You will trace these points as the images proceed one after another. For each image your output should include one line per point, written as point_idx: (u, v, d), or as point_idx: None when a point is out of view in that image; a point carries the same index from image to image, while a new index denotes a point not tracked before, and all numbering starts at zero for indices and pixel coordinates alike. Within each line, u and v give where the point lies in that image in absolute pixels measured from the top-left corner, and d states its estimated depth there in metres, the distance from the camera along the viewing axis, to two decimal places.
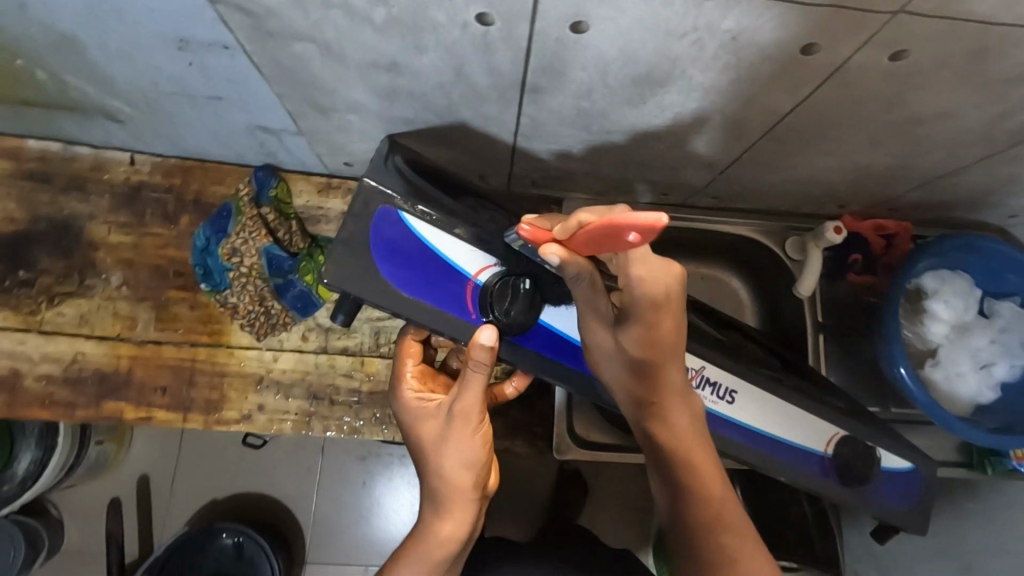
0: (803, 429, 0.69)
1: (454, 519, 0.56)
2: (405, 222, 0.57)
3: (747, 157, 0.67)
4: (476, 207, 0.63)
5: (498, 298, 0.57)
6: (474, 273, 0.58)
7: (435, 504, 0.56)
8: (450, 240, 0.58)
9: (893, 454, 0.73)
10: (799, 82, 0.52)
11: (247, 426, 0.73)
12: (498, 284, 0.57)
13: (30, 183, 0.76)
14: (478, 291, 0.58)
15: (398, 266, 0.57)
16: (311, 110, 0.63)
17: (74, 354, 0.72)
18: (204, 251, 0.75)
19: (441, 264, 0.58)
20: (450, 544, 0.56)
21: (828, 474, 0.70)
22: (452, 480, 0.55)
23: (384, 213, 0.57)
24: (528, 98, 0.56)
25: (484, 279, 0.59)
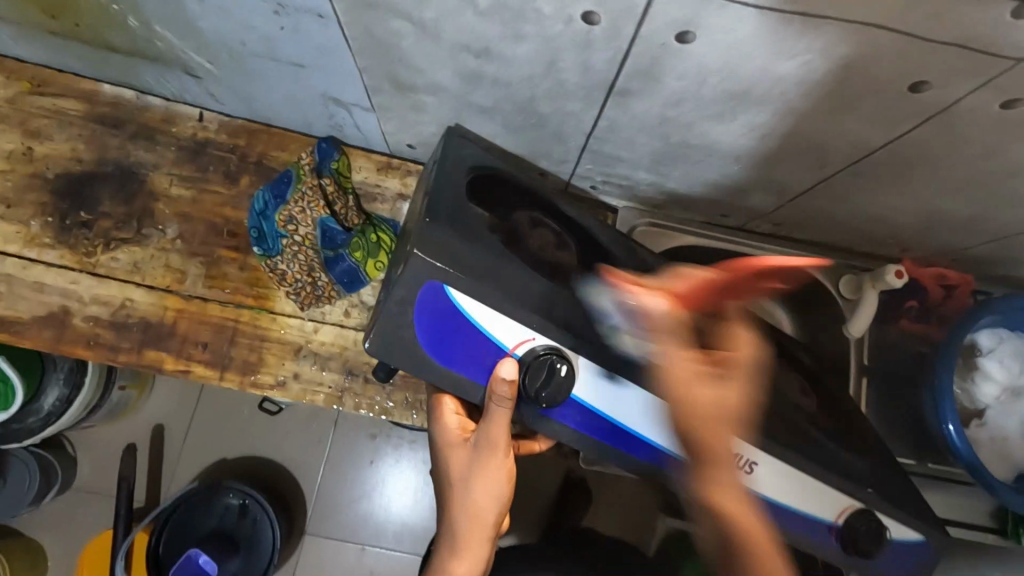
0: (812, 498, 0.65)
1: (471, 556, 0.55)
2: (449, 294, 0.51)
3: (821, 188, 0.66)
4: (531, 225, 0.62)
5: (531, 375, 0.53)
6: (513, 346, 0.54)
7: (450, 538, 0.55)
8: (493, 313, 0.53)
9: (906, 529, 0.67)
10: (898, 118, 0.50)
11: (280, 393, 0.73)
12: (535, 361, 0.53)
13: (100, 127, 0.77)
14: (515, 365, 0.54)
15: (432, 334, 0.53)
16: (390, 87, 0.63)
17: (123, 300, 0.73)
18: (260, 215, 0.75)
19: (479, 335, 0.53)
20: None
21: (832, 540, 0.67)
22: (473, 518, 0.55)
23: (427, 282, 0.51)
24: (613, 101, 0.55)
25: (522, 354, 0.54)
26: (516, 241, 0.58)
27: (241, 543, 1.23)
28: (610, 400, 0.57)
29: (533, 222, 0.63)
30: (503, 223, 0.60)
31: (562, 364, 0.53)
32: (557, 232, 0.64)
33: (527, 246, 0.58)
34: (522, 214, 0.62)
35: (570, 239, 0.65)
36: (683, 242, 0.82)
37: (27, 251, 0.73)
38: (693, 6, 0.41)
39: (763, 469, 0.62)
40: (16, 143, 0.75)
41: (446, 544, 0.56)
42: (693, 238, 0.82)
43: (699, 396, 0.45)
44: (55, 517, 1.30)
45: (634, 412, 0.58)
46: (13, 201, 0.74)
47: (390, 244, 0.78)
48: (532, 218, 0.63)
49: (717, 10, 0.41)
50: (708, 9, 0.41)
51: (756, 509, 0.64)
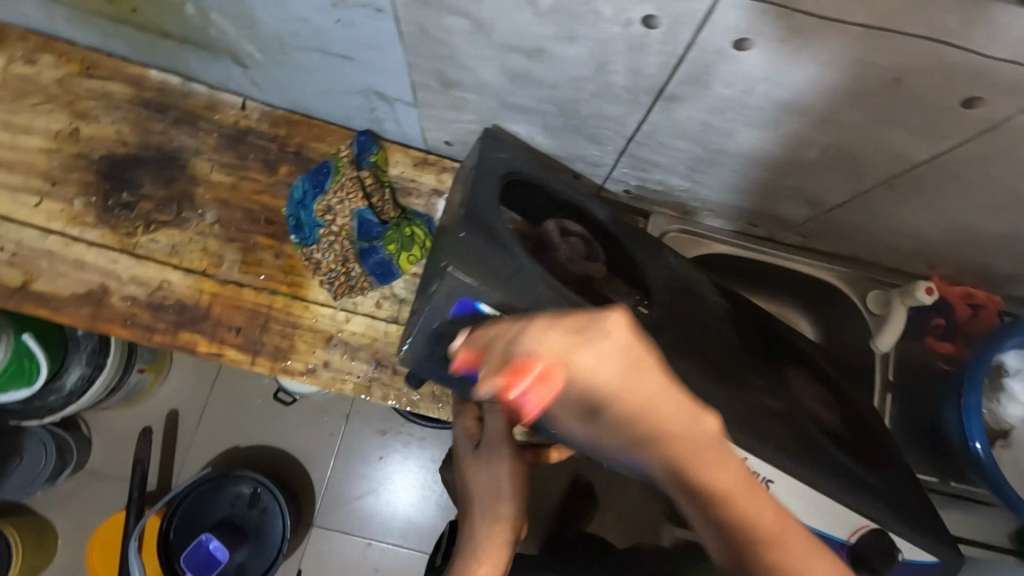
0: (827, 514, 0.64)
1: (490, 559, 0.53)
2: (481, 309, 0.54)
3: (857, 202, 0.66)
4: (561, 235, 0.67)
5: None
6: None
7: (470, 539, 0.54)
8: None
9: (919, 549, 0.67)
10: (944, 134, 0.50)
11: (310, 380, 0.74)
12: None
13: (145, 111, 0.78)
14: None
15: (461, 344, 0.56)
16: (436, 83, 0.64)
17: (160, 281, 0.74)
18: (300, 203, 0.77)
19: None
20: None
21: (845, 559, 0.66)
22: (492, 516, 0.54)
23: (458, 298, 0.54)
24: (659, 105, 0.56)
25: None
26: (539, 252, 0.65)
27: (250, 532, 1.23)
28: None
29: (563, 232, 0.67)
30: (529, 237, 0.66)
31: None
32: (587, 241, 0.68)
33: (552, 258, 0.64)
34: (551, 224, 0.67)
35: (600, 248, 0.68)
36: (712, 250, 0.83)
37: (68, 229, 0.74)
38: (753, 15, 0.42)
39: (778, 486, 0.62)
40: (62, 123, 0.77)
41: (465, 546, 0.54)
42: (723, 247, 0.83)
43: (709, 475, 0.29)
44: (68, 497, 1.31)
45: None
46: (57, 180, 0.75)
47: (424, 238, 0.78)
48: (562, 228, 0.67)
49: (777, 20, 0.42)
50: (767, 18, 0.42)
51: None
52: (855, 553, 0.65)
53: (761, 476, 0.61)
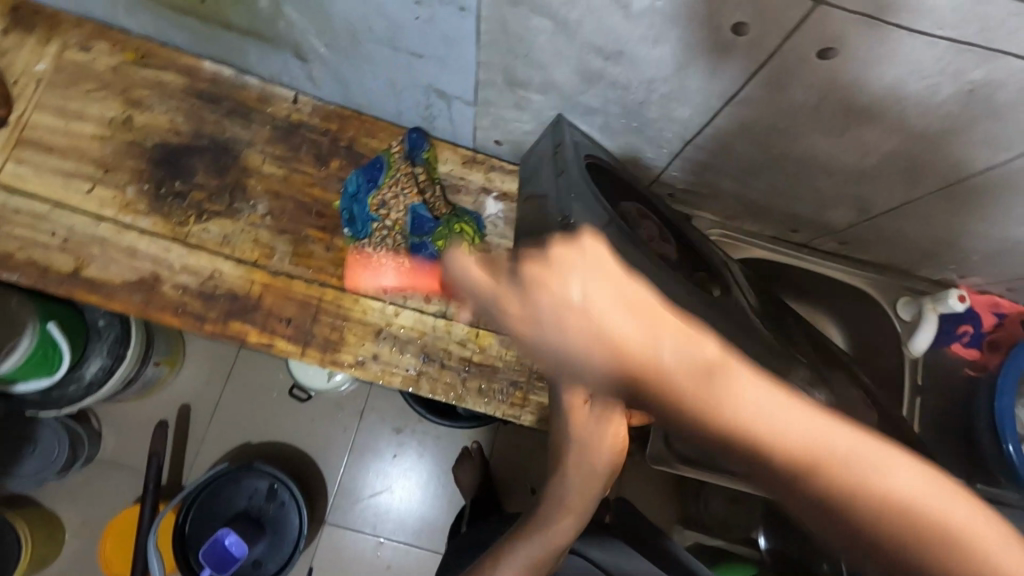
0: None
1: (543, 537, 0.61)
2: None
3: (903, 210, 0.69)
4: (639, 216, 0.66)
5: None
6: None
7: (556, 495, 0.61)
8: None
9: None
10: (1004, 145, 0.53)
11: (359, 372, 0.75)
12: None
13: (199, 101, 0.79)
14: None
15: None
16: (503, 82, 0.66)
17: (212, 271, 0.75)
18: (353, 197, 0.77)
19: None
20: (565, 531, 0.61)
21: None
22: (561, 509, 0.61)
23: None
24: (728, 109, 0.58)
25: None
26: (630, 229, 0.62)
27: (268, 525, 1.23)
28: None
29: (639, 213, 0.66)
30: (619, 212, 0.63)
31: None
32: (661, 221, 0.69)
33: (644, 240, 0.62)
34: (630, 206, 0.66)
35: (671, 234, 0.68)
36: (750, 254, 0.86)
37: (120, 216, 0.74)
38: (846, 25, 0.44)
39: None
40: (116, 111, 0.77)
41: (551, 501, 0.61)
42: (761, 252, 0.86)
43: (777, 434, 0.29)
44: (79, 489, 1.29)
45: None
46: (110, 167, 0.76)
47: (474, 234, 0.78)
48: (639, 210, 0.66)
49: (869, 30, 0.44)
50: (858, 29, 0.44)
51: None
52: None
53: None
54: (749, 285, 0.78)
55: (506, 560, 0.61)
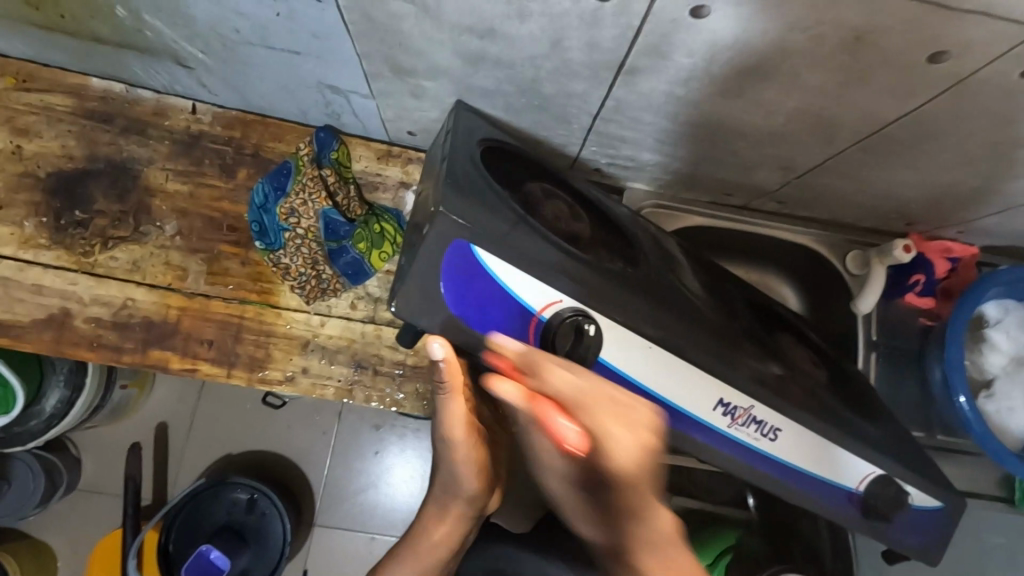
0: (834, 463, 0.64)
1: (438, 532, 0.58)
2: (475, 253, 0.48)
3: (830, 165, 0.65)
4: (545, 196, 0.60)
5: (560, 337, 0.51)
6: (540, 308, 0.51)
7: (430, 506, 0.59)
8: (516, 270, 0.50)
9: (926, 495, 0.67)
10: (912, 90, 0.49)
11: (289, 388, 0.73)
12: (567, 321, 0.51)
13: (90, 122, 0.75)
14: (541, 327, 0.52)
15: (461, 297, 0.49)
16: (391, 72, 0.62)
17: (123, 299, 0.72)
18: (261, 208, 0.73)
19: (509, 299, 0.50)
20: (438, 548, 0.58)
21: (852, 508, 0.66)
22: (439, 508, 0.58)
23: (453, 240, 0.48)
24: (620, 79, 0.54)
25: (549, 315, 0.52)
26: (532, 210, 0.56)
27: (252, 536, 1.22)
28: (662, 378, 0.56)
29: (546, 194, 0.61)
30: (518, 193, 0.57)
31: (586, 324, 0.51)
32: (572, 206, 0.63)
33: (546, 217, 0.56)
34: (535, 186, 0.60)
35: (583, 212, 0.63)
36: (689, 223, 0.83)
37: (21, 253, 0.71)
38: None
39: (787, 434, 0.62)
40: (4, 141, 0.73)
41: (425, 519, 0.58)
42: (699, 219, 0.83)
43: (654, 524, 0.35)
44: (60, 519, 1.28)
45: (666, 378, 0.56)
46: (5, 201, 0.72)
47: (395, 234, 0.76)
48: (545, 189, 0.61)
49: None
50: None
51: (795, 483, 0.64)
52: (863, 500, 0.65)
53: (770, 424, 0.61)
54: (685, 256, 0.74)
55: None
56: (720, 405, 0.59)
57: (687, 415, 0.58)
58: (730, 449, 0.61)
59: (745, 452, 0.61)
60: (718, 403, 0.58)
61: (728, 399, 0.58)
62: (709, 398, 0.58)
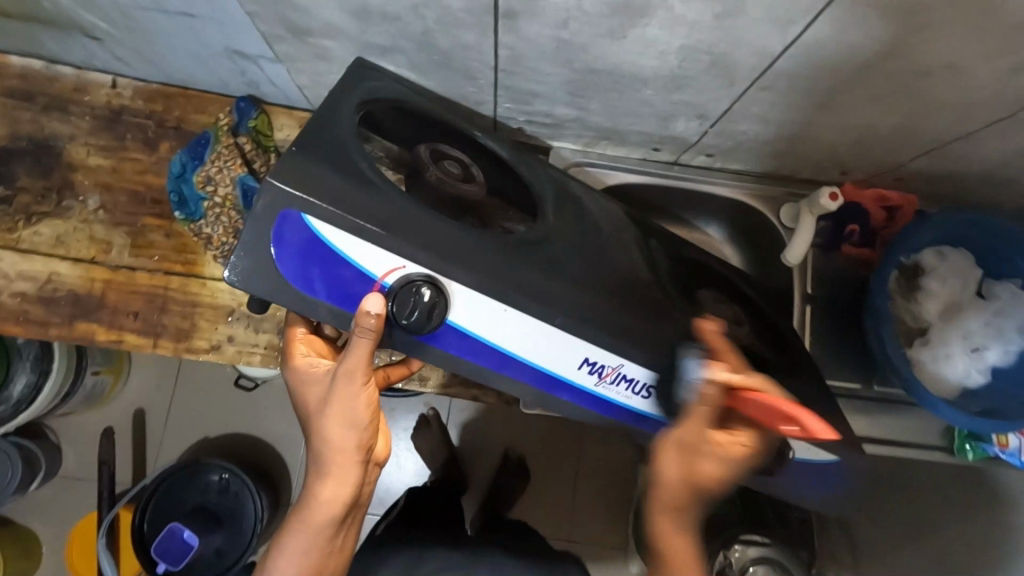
0: None
1: (335, 485, 0.56)
2: (306, 223, 0.47)
3: (740, 109, 0.64)
4: (434, 158, 0.62)
5: (401, 303, 0.50)
6: (382, 276, 0.50)
7: (318, 465, 0.56)
8: (354, 238, 0.48)
9: (814, 449, 0.64)
10: (791, 19, 0.48)
11: (216, 356, 0.73)
12: (409, 290, 0.50)
13: (11, 100, 0.75)
14: (386, 294, 0.50)
15: (295, 265, 0.49)
16: (288, 32, 0.61)
17: (49, 274, 0.73)
18: (179, 178, 0.73)
19: (347, 265, 0.49)
20: (337, 501, 0.56)
21: None
22: (334, 449, 0.55)
23: (281, 210, 0.47)
24: (504, 25, 0.54)
25: (393, 283, 0.50)
26: (415, 177, 0.59)
27: (225, 517, 1.24)
28: (534, 347, 0.55)
29: (435, 156, 0.63)
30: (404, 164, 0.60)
31: (427, 290, 0.50)
32: (465, 166, 0.64)
33: (425, 179, 0.58)
34: (424, 149, 0.62)
35: (478, 170, 0.65)
36: (618, 180, 0.81)
37: None
38: None
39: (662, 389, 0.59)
40: None
41: (324, 489, 0.56)
42: (629, 176, 0.81)
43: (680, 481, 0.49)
44: (36, 505, 1.30)
45: (527, 341, 0.55)
46: None
47: None
48: (434, 152, 0.63)
49: None
50: None
51: None
52: None
53: (639, 381, 0.59)
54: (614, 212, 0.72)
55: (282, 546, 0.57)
56: (585, 364, 0.57)
57: (550, 375, 0.57)
58: (599, 406, 0.61)
59: (610, 403, 0.61)
60: (582, 362, 0.57)
61: (592, 357, 0.57)
62: (576, 358, 0.57)
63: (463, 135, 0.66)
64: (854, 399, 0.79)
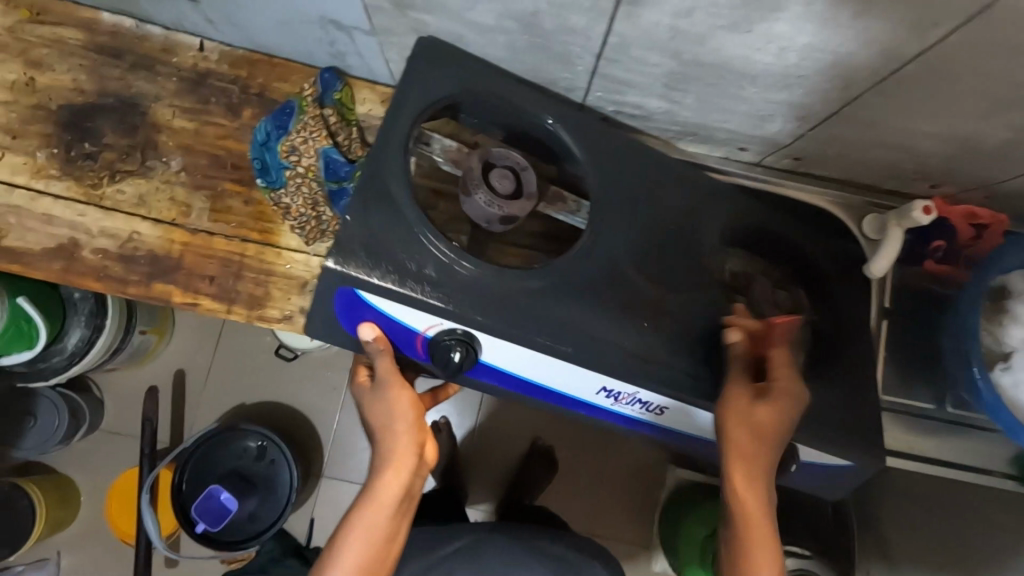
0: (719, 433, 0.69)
1: (391, 473, 0.64)
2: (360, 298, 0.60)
3: (847, 113, 0.62)
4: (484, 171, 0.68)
5: (436, 352, 0.63)
6: (423, 330, 0.63)
7: (376, 458, 0.65)
8: (399, 306, 0.60)
9: (823, 454, 0.67)
10: (934, 23, 0.46)
11: (287, 326, 0.74)
12: (442, 342, 0.62)
13: (100, 56, 0.76)
14: (426, 341, 0.64)
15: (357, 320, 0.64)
16: (391, 5, 0.60)
17: (130, 233, 0.73)
18: (263, 146, 0.73)
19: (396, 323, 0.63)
20: (393, 486, 0.63)
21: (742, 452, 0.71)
22: (386, 442, 0.65)
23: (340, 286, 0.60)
24: (623, 11, 0.52)
25: (433, 334, 0.63)
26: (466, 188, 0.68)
27: (260, 482, 1.25)
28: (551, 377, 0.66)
29: (487, 167, 0.68)
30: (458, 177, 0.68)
31: (457, 351, 0.62)
32: (516, 171, 0.68)
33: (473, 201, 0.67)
34: (474, 163, 0.68)
35: (531, 177, 0.69)
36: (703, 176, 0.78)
37: (34, 182, 0.73)
38: None
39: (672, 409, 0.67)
40: (17, 73, 0.74)
41: (377, 476, 0.64)
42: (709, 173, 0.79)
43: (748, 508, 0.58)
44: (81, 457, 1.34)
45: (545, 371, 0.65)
46: (17, 132, 0.73)
47: None
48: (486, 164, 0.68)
49: None
50: None
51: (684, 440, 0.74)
52: None
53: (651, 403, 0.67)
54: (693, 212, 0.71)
55: (348, 527, 0.63)
56: (602, 390, 0.67)
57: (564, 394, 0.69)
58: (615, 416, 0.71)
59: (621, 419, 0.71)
60: (599, 389, 0.66)
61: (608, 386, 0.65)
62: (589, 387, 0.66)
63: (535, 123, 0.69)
64: (921, 417, 0.78)
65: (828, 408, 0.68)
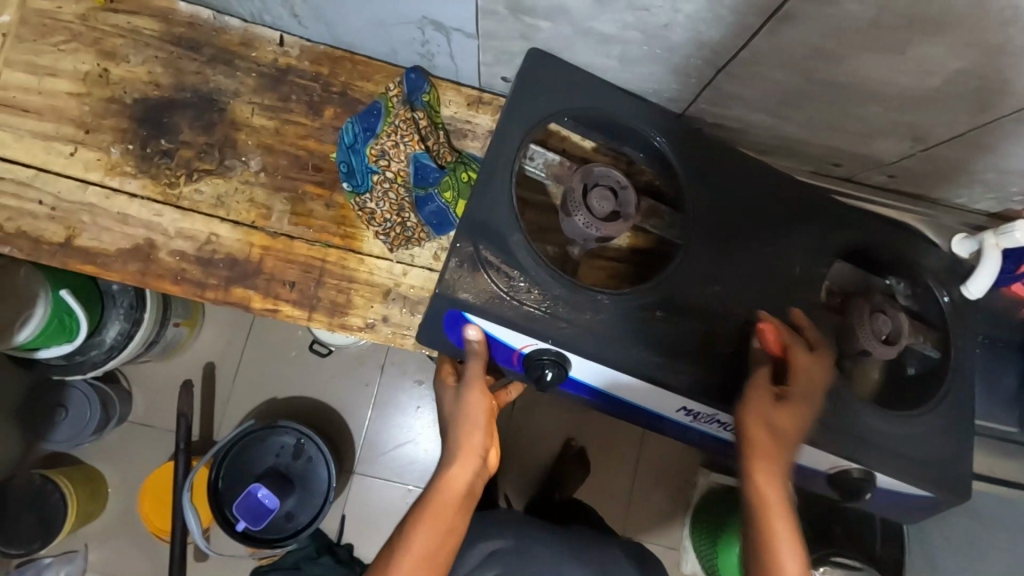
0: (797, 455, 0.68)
1: (461, 468, 0.62)
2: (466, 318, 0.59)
3: (968, 137, 0.60)
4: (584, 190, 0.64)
5: (531, 369, 0.62)
6: (519, 347, 0.62)
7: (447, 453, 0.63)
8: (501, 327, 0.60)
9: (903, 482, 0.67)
10: None
11: (369, 335, 0.71)
12: (538, 361, 0.61)
13: (176, 49, 0.72)
14: (523, 357, 0.63)
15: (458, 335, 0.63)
16: (507, 10, 0.58)
17: (208, 235, 0.70)
18: (350, 148, 0.71)
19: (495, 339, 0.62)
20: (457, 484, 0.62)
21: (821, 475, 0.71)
22: (461, 440, 0.63)
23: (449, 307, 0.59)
24: (768, 27, 0.50)
25: (529, 351, 0.62)
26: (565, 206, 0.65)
27: (297, 480, 1.19)
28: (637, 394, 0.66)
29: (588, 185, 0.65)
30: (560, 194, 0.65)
31: (548, 371, 0.61)
32: (617, 190, 0.65)
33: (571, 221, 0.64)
34: (575, 181, 0.65)
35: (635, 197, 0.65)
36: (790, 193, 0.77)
37: (108, 179, 0.70)
38: None
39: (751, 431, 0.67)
40: (90, 64, 0.71)
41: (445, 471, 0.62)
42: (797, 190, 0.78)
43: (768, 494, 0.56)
44: None
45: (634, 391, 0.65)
46: (91, 126, 0.70)
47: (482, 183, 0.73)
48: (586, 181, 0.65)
49: None
50: None
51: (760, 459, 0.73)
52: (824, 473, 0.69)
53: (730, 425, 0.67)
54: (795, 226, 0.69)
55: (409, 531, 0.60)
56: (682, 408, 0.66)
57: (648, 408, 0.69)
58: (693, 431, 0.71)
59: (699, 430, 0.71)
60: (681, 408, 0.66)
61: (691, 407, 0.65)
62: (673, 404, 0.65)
63: (636, 136, 0.67)
64: (999, 439, 0.78)
65: (917, 435, 0.67)
